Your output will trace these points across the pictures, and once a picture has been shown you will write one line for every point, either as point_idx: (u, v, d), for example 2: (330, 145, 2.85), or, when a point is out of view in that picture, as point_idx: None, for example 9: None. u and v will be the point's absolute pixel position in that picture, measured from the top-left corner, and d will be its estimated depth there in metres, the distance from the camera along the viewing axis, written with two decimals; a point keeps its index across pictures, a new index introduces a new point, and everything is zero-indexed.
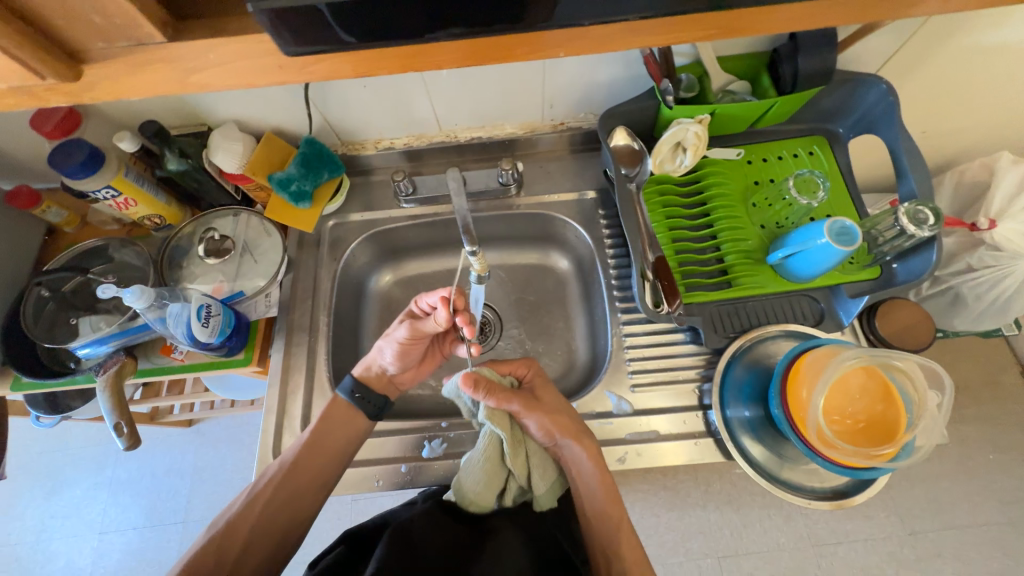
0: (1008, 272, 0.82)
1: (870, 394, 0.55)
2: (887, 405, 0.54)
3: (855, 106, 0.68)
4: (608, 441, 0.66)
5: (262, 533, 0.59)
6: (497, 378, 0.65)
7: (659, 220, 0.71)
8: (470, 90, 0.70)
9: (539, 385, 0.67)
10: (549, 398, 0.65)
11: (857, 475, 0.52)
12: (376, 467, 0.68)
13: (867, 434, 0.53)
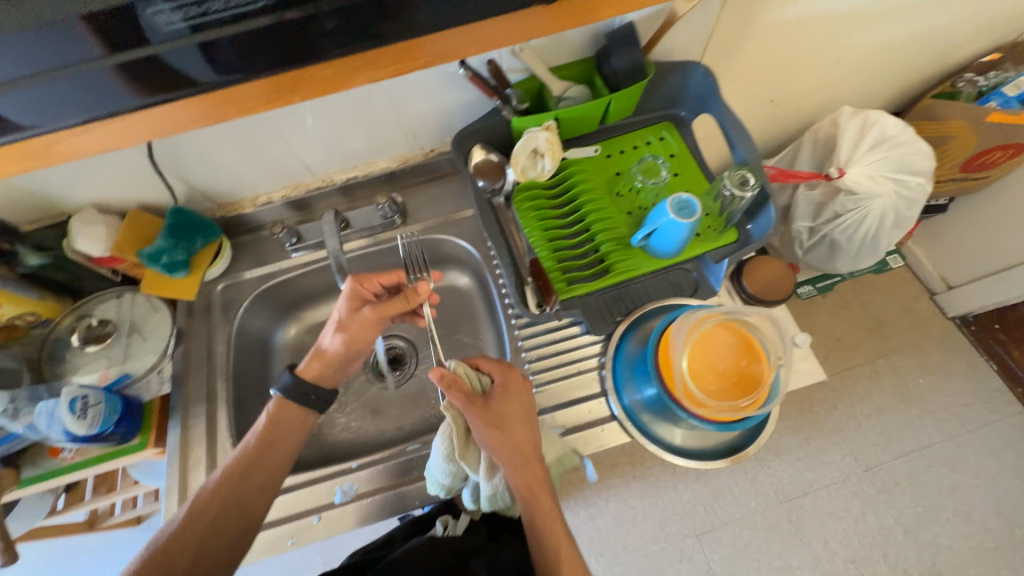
0: (867, 211, 0.90)
1: (737, 352, 0.58)
2: (751, 358, 0.57)
3: (686, 91, 0.75)
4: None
5: (212, 540, 0.58)
6: (470, 377, 0.62)
7: (532, 225, 0.73)
8: (328, 135, 0.73)
9: (511, 387, 0.62)
10: (518, 400, 0.61)
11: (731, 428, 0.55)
12: (289, 523, 0.67)
13: (737, 389, 0.56)
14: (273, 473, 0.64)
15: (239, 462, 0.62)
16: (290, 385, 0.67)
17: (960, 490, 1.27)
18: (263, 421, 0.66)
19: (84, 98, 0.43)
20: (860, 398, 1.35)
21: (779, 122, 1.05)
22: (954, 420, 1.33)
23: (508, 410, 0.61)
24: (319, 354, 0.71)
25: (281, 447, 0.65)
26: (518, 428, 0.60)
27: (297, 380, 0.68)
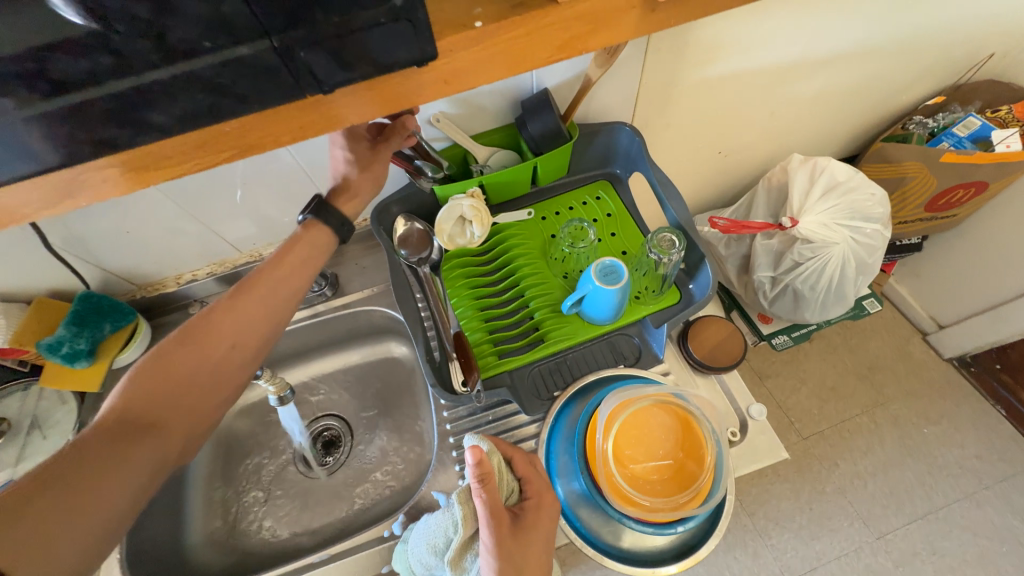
0: (826, 260, 0.86)
1: (675, 436, 0.52)
2: (691, 441, 0.51)
3: (615, 151, 0.74)
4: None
5: (205, 370, 0.48)
6: (503, 480, 0.49)
7: (461, 296, 0.68)
8: (247, 211, 0.70)
9: (542, 513, 0.49)
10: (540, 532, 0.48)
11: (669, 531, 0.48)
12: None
13: (675, 480, 0.50)
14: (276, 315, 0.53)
15: (247, 285, 0.52)
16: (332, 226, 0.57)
17: (988, 558, 1.13)
18: (288, 240, 0.55)
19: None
20: (862, 453, 1.24)
21: (731, 171, 1.04)
22: (969, 475, 1.21)
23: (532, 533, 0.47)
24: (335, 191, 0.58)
25: (292, 274, 0.53)
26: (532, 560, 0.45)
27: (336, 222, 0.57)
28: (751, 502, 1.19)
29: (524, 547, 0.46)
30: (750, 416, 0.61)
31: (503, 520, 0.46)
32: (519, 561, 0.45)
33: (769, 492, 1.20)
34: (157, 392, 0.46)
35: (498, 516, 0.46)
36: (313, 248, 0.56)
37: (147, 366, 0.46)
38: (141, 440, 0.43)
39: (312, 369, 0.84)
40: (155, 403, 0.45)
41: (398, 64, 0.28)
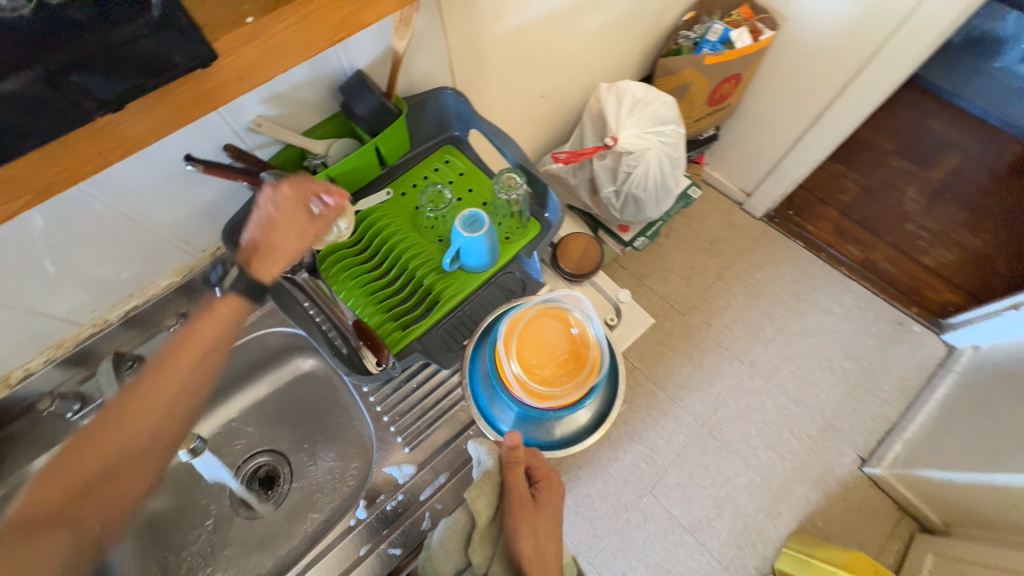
0: (647, 166, 1.04)
1: (566, 333, 0.62)
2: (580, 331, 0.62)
3: (447, 115, 0.79)
4: (426, 499, 0.62)
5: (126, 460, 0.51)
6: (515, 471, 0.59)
7: (347, 288, 0.69)
8: (68, 278, 0.62)
9: (548, 493, 0.61)
10: (550, 512, 0.59)
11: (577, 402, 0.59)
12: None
13: (577, 368, 0.61)
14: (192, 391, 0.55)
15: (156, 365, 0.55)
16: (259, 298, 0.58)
17: (819, 349, 1.50)
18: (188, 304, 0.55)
19: None
20: (723, 309, 1.56)
21: (557, 110, 1.16)
22: (793, 296, 1.58)
23: (544, 511, 0.58)
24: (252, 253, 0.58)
25: (196, 344, 0.56)
26: (543, 535, 0.56)
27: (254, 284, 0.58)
28: (660, 379, 1.46)
29: (539, 524, 0.57)
30: (621, 301, 0.74)
31: (523, 498, 0.57)
32: (538, 531, 0.56)
33: (670, 365, 1.47)
34: (95, 471, 0.50)
35: (520, 496, 0.57)
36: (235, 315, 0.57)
37: (73, 455, 0.50)
38: (55, 531, 0.46)
39: (221, 418, 0.79)
40: (80, 493, 0.48)
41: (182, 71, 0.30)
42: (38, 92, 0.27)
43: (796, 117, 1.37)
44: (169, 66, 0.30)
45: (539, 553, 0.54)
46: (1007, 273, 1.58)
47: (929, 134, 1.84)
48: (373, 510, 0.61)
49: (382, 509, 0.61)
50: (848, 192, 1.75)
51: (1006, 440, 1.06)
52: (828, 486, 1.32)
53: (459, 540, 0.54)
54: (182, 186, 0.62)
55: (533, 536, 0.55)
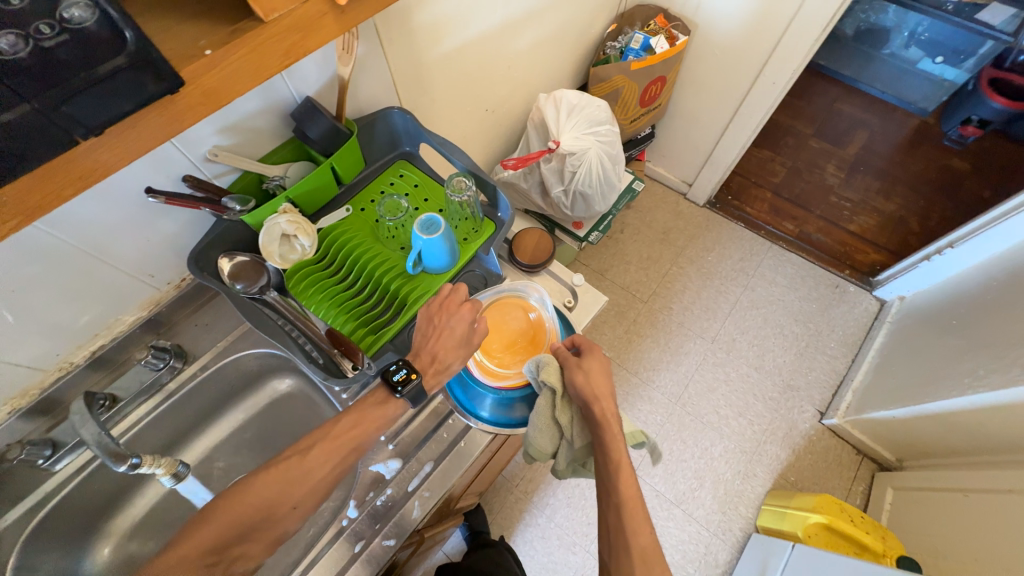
0: (590, 164, 1.13)
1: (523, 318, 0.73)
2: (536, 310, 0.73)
3: (397, 131, 0.84)
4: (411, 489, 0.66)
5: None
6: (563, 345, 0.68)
7: (317, 301, 0.73)
8: (31, 322, 0.61)
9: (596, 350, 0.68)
10: (603, 363, 0.66)
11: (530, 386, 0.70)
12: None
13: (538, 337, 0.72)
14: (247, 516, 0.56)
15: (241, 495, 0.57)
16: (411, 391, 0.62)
17: (772, 319, 1.62)
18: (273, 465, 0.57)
19: None
20: (681, 292, 1.66)
21: (502, 120, 1.24)
22: (742, 273, 1.71)
23: (592, 357, 0.66)
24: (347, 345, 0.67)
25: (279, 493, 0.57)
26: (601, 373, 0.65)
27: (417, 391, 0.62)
28: (632, 365, 1.54)
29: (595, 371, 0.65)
30: (578, 286, 0.81)
31: (574, 363, 0.65)
32: (593, 374, 0.64)
33: (639, 351, 1.56)
34: (234, 531, 0.55)
35: (569, 358, 0.65)
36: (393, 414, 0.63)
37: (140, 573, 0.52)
38: None
39: (202, 447, 0.80)
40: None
41: (154, 95, 0.33)
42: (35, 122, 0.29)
43: (721, 110, 1.51)
44: (141, 94, 0.33)
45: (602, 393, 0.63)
46: (921, 231, 1.77)
47: (840, 116, 2.05)
48: (362, 510, 0.65)
49: (369, 509, 0.65)
50: (778, 173, 1.91)
51: (934, 375, 1.18)
52: (795, 442, 1.42)
53: (544, 414, 0.64)
54: (144, 220, 0.64)
55: (594, 385, 0.63)
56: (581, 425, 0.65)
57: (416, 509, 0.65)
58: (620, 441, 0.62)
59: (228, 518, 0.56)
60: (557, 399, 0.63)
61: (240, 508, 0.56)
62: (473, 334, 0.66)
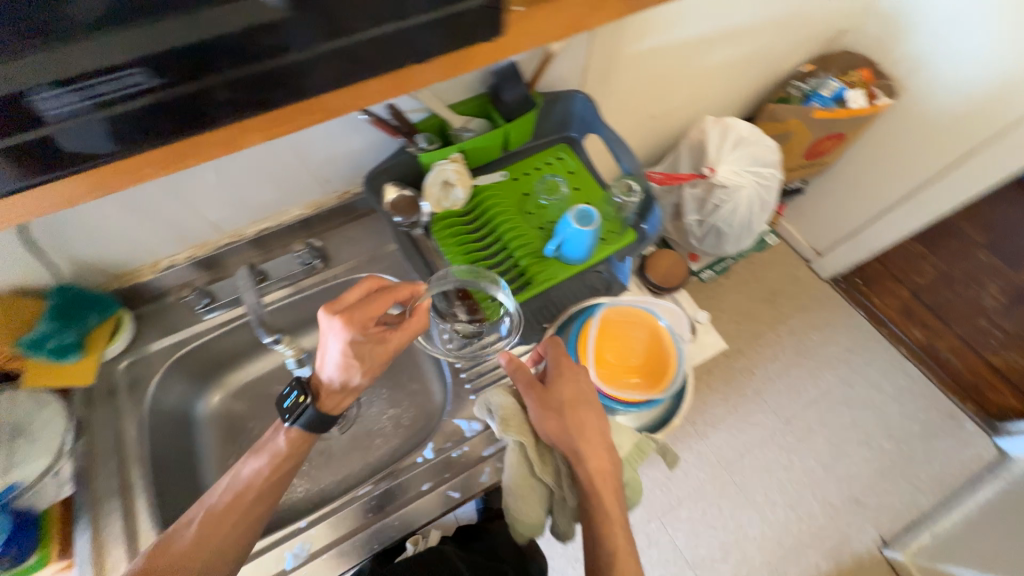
0: (738, 202, 1.07)
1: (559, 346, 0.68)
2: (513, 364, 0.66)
3: (572, 115, 0.84)
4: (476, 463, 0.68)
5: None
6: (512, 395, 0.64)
7: (453, 251, 0.76)
8: (230, 190, 0.70)
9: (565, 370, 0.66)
10: (569, 391, 0.64)
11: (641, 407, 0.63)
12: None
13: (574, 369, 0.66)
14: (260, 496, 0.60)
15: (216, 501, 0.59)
16: (313, 423, 0.62)
17: (860, 423, 1.47)
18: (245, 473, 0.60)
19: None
20: (769, 360, 1.55)
21: (659, 130, 1.19)
22: (842, 364, 1.56)
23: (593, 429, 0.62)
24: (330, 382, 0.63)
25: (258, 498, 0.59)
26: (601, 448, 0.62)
27: (320, 416, 0.62)
28: (692, 414, 1.46)
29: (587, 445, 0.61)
30: (696, 322, 0.78)
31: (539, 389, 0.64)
32: (558, 406, 0.63)
33: (704, 402, 1.48)
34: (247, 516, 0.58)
35: (528, 384, 0.64)
36: (288, 465, 0.62)
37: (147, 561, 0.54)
38: None
39: (309, 342, 0.88)
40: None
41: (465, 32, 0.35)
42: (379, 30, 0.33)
43: (891, 187, 1.35)
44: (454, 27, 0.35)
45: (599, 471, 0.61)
46: None
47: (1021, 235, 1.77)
48: (372, 492, 0.66)
49: (374, 496, 0.65)
50: (923, 274, 1.69)
51: None
52: (841, 558, 1.30)
53: (524, 470, 0.61)
54: (343, 132, 0.69)
55: (581, 429, 0.61)
56: (567, 478, 0.63)
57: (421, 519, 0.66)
58: (609, 506, 0.59)
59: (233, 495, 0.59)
60: (527, 453, 0.61)
61: (243, 492, 0.60)
62: (367, 347, 0.62)
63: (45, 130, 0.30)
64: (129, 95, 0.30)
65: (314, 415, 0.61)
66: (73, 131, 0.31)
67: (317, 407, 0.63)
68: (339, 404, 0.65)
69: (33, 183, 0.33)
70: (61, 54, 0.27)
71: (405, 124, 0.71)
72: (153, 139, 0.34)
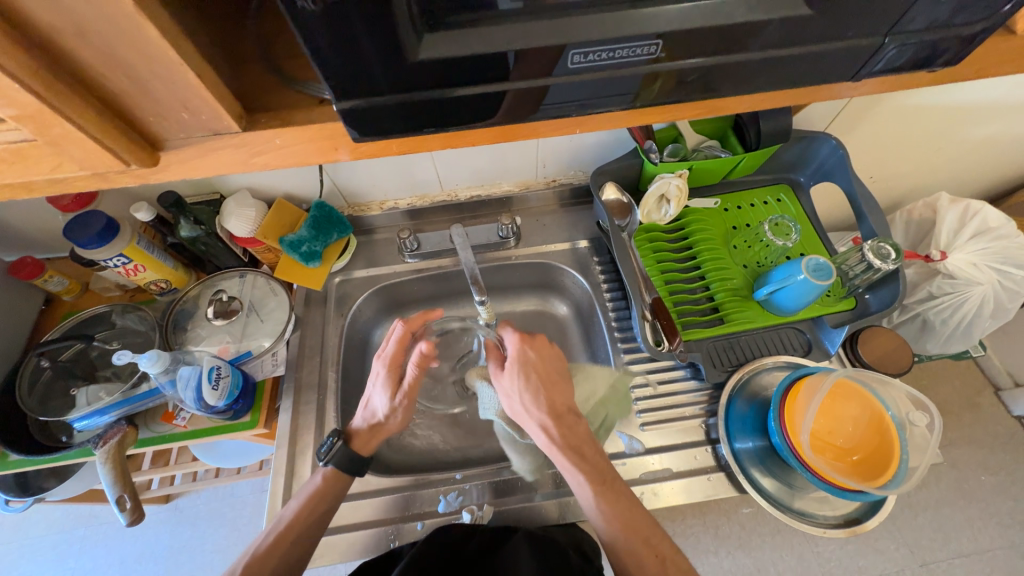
0: (966, 298, 0.91)
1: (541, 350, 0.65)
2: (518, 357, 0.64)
3: (811, 158, 0.77)
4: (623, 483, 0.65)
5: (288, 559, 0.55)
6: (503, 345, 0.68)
7: (651, 265, 0.74)
8: (468, 156, 0.76)
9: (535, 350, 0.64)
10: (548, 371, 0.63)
11: (846, 496, 0.55)
12: (374, 529, 0.63)
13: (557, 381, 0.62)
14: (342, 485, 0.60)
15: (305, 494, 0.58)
16: (340, 459, 0.59)
17: None
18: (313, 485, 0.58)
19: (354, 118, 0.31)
20: None
21: (887, 200, 1.03)
22: None
23: (574, 433, 0.58)
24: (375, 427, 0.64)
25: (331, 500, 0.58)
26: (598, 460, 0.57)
27: (343, 453, 0.60)
28: None
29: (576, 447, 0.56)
30: (910, 423, 0.61)
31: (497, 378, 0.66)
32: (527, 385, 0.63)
33: None
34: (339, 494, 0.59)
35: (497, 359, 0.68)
36: (334, 488, 0.59)
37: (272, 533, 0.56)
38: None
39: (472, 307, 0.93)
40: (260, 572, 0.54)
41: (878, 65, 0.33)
42: (808, 48, 0.32)
43: None
44: (866, 61, 0.33)
45: (594, 479, 0.54)
46: None
47: None
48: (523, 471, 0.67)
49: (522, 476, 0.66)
50: None
51: None
52: None
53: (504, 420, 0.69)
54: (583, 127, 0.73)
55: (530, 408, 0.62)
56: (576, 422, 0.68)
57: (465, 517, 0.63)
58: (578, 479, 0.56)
59: (327, 488, 0.58)
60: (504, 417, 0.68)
61: (330, 488, 0.59)
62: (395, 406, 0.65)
63: (453, 91, 0.30)
64: (627, 64, 0.30)
65: (342, 452, 0.60)
66: (561, 90, 0.32)
67: (350, 447, 0.61)
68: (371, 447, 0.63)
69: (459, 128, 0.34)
70: (567, 20, 0.28)
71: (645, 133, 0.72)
72: (596, 109, 0.34)
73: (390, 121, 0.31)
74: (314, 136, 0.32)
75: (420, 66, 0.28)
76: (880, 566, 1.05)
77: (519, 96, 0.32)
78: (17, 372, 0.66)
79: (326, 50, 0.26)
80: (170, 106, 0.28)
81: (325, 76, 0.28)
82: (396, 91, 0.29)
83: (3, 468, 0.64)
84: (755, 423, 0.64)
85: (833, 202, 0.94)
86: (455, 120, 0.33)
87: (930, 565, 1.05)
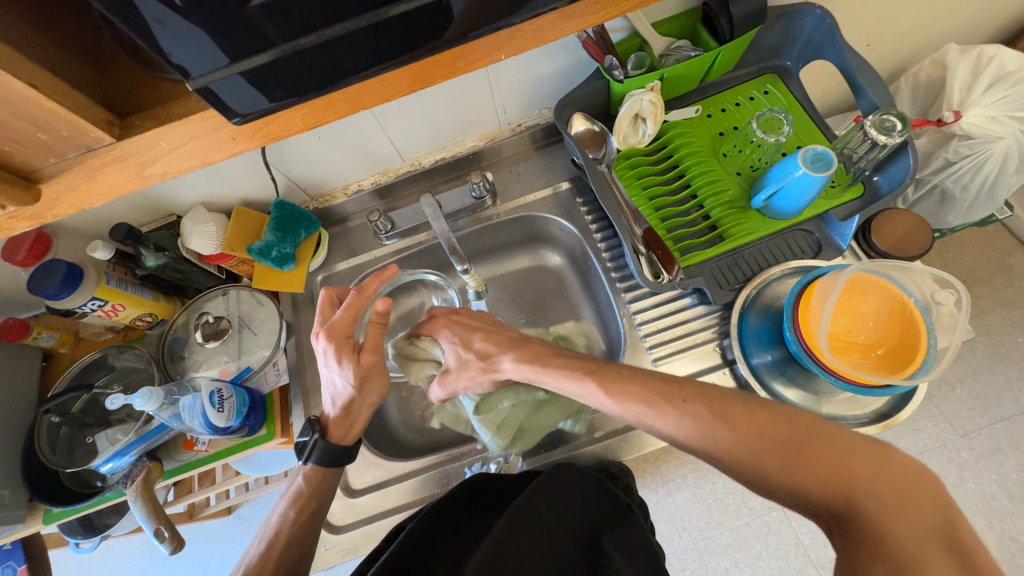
0: (986, 157, 0.83)
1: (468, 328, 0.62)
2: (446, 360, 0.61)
3: (796, 36, 0.68)
4: None
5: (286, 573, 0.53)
6: (353, 317, 0.57)
7: (637, 195, 0.69)
8: (421, 117, 0.69)
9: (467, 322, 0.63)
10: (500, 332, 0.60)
11: (874, 394, 0.52)
12: (409, 512, 0.64)
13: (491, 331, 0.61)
14: (328, 485, 0.58)
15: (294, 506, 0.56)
16: (323, 456, 0.56)
17: None
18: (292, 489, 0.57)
19: (236, 97, 0.30)
20: None
21: (888, 68, 0.93)
22: None
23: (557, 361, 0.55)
24: (342, 418, 0.58)
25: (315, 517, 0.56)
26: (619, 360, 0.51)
27: (328, 448, 0.56)
28: None
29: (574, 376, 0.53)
30: (936, 304, 0.57)
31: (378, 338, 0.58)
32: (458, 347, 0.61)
33: None
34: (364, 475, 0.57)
35: (341, 334, 0.56)
36: (321, 490, 0.57)
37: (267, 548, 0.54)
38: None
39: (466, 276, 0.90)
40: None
41: None
42: None
43: None
44: None
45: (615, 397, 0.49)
46: None
47: None
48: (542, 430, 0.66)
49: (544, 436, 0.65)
50: None
51: None
52: None
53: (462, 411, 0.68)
54: (536, 56, 0.65)
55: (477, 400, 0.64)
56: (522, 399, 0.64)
57: (491, 470, 0.64)
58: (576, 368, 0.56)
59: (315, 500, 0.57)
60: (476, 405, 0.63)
61: (320, 487, 0.57)
62: (374, 369, 0.58)
63: (327, 31, 0.28)
64: None
65: (326, 448, 0.56)
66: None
67: (326, 440, 0.57)
68: (348, 434, 0.59)
69: (356, 81, 0.33)
70: None
71: (597, 43, 0.62)
72: (492, 24, 0.32)
73: (278, 77, 0.30)
74: (203, 127, 0.32)
75: (260, 12, 0.26)
76: (922, 446, 1.04)
77: (394, 33, 0.30)
78: (32, 434, 0.66)
79: (170, 12, 0.24)
80: (21, 129, 0.28)
81: (165, 53, 0.27)
82: (265, 49, 0.28)
83: (52, 520, 0.66)
84: (772, 336, 0.62)
85: (829, 81, 0.85)
86: (347, 69, 0.31)
87: (971, 435, 1.04)
